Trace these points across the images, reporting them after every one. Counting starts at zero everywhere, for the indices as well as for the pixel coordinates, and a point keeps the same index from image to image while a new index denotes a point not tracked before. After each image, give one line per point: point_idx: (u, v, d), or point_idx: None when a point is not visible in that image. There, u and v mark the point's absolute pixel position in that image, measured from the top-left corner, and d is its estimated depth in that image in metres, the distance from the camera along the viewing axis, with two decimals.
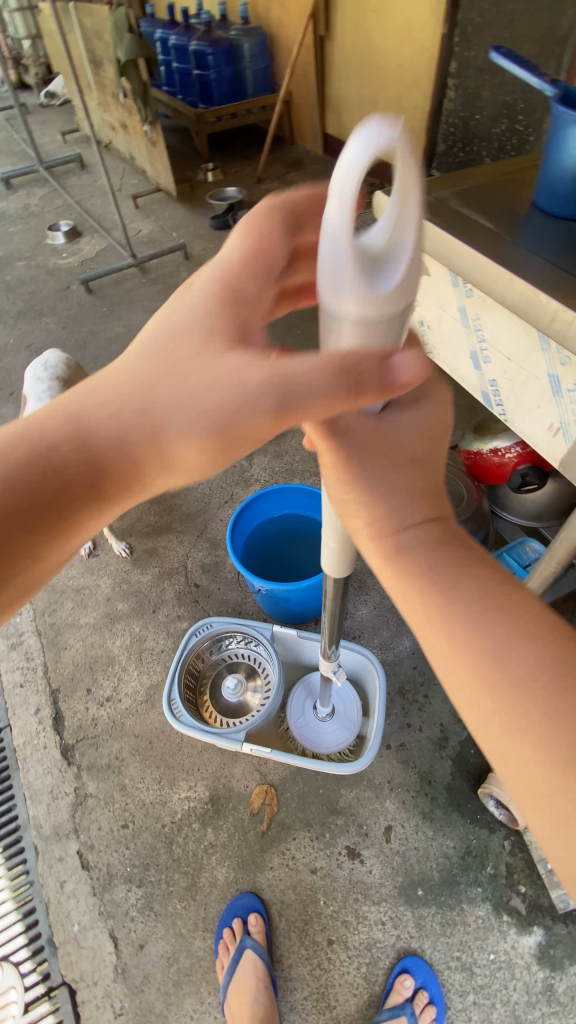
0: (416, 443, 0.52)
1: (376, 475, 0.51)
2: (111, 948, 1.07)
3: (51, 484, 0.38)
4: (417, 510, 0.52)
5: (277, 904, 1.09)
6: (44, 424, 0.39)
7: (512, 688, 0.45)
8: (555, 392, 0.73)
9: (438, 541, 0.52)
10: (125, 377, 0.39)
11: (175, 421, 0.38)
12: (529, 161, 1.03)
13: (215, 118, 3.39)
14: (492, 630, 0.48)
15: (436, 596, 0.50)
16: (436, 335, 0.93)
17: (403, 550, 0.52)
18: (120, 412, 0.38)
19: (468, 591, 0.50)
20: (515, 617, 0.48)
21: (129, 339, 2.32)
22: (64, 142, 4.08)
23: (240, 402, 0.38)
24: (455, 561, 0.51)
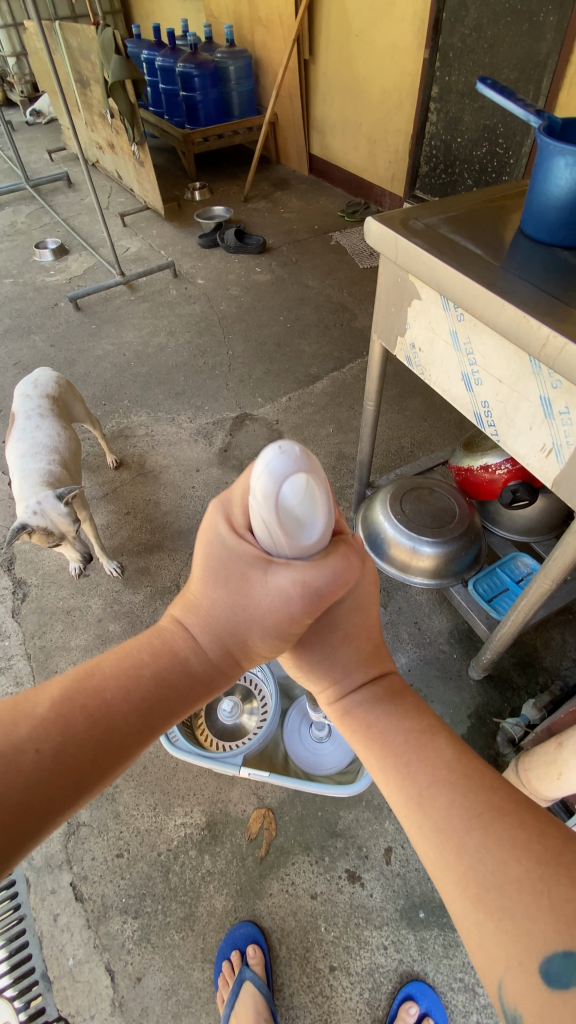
0: (353, 619, 0.50)
1: (320, 656, 0.51)
2: (107, 982, 1.04)
3: (194, 674, 0.42)
4: (354, 676, 0.52)
5: (277, 931, 1.07)
6: (167, 641, 0.43)
7: (436, 828, 0.42)
8: (547, 413, 0.75)
9: (377, 695, 0.51)
10: (211, 599, 0.44)
11: (253, 635, 0.43)
12: (515, 187, 1.06)
13: (202, 139, 3.44)
14: (412, 771, 0.45)
15: (370, 740, 0.49)
16: (428, 357, 0.95)
17: (346, 706, 0.51)
18: (216, 627, 0.43)
19: (395, 733, 0.48)
20: (434, 756, 0.46)
21: (118, 356, 2.32)
22: (51, 161, 4.10)
23: (283, 616, 0.42)
24: (390, 711, 0.49)
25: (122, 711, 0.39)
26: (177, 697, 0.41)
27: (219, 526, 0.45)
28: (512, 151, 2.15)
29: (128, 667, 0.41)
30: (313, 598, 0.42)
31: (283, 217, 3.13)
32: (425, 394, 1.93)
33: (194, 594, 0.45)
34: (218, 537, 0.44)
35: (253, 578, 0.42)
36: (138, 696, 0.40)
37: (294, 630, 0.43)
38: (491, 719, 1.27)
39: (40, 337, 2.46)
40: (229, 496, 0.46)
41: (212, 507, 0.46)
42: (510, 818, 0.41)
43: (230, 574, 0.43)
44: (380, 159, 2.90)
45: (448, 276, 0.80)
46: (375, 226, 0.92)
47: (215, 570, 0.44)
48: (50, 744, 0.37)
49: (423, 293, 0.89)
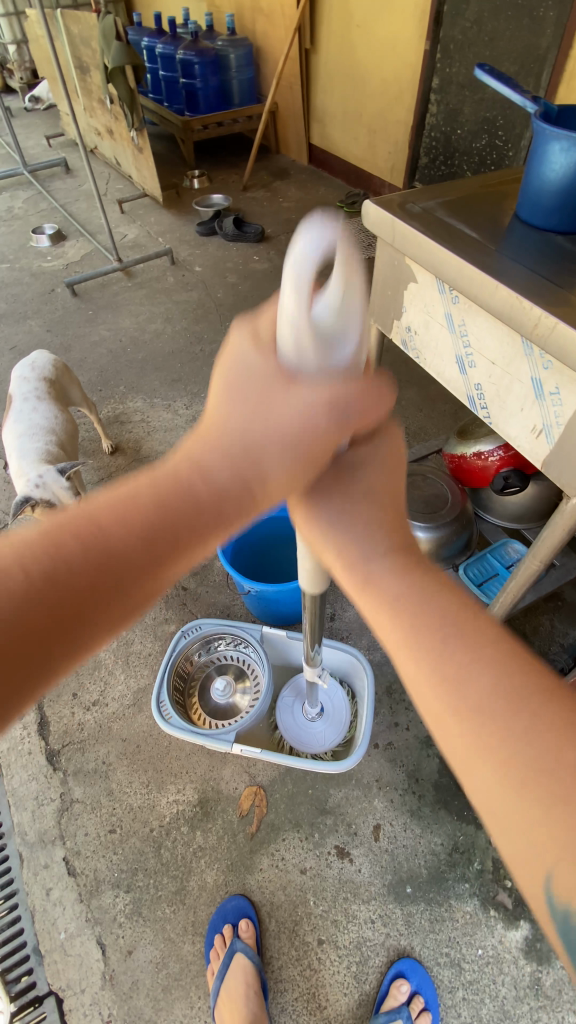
0: (374, 474, 0.48)
1: (338, 519, 0.47)
2: (99, 955, 1.06)
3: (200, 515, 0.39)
4: (380, 548, 0.46)
5: (267, 905, 1.09)
6: (171, 474, 0.39)
7: (479, 717, 0.40)
8: (538, 395, 0.76)
9: (405, 563, 0.46)
10: (232, 416, 0.41)
11: (267, 455, 0.39)
12: (512, 173, 1.07)
13: (201, 127, 3.42)
14: (451, 650, 0.43)
15: (400, 619, 0.45)
16: (423, 340, 0.96)
17: (370, 575, 0.46)
18: (228, 447, 0.40)
19: (434, 610, 0.44)
20: (474, 637, 0.43)
21: (115, 342, 2.32)
22: (48, 147, 4.06)
23: (307, 431, 0.40)
24: (420, 585, 0.46)
25: (121, 543, 0.37)
26: (179, 536, 0.38)
27: (245, 353, 0.44)
28: (511, 143, 2.16)
29: (125, 505, 0.38)
30: (331, 421, 0.40)
31: (282, 207, 3.13)
32: (420, 384, 1.94)
33: (213, 417, 0.42)
34: (246, 359, 0.43)
35: (276, 390, 0.41)
36: (137, 535, 0.37)
37: (314, 452, 0.40)
38: None
39: (36, 322, 2.46)
40: (255, 322, 0.46)
41: (236, 334, 0.46)
42: (553, 701, 0.40)
43: (254, 389, 0.41)
44: (380, 150, 2.89)
45: (443, 259, 0.82)
46: (373, 208, 0.93)
47: (236, 389, 0.42)
48: (40, 566, 0.36)
49: (419, 276, 0.91)
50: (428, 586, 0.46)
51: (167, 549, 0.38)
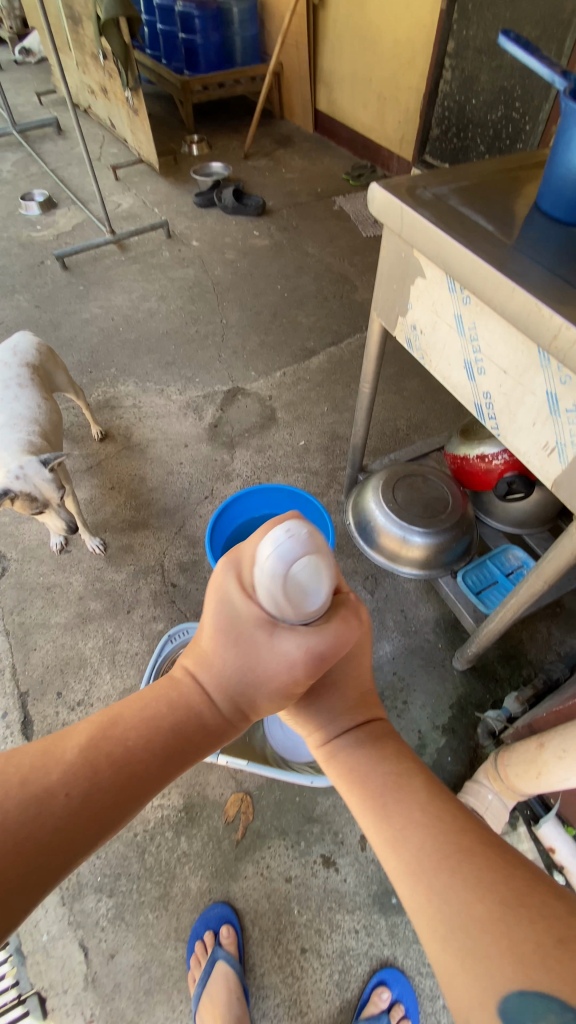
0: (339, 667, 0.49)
1: (320, 715, 0.49)
2: (81, 958, 1.05)
3: (214, 718, 0.41)
4: (340, 720, 0.50)
5: (251, 913, 1.07)
6: (187, 692, 0.41)
7: (408, 867, 0.41)
8: (552, 410, 0.70)
9: (361, 731, 0.49)
10: (222, 658, 0.41)
11: (260, 698, 0.41)
12: (532, 157, 0.99)
13: (201, 88, 3.23)
14: (387, 812, 0.44)
15: (351, 786, 0.47)
16: (430, 341, 0.89)
17: (330, 746, 0.49)
18: (226, 686, 0.41)
19: (377, 773, 0.46)
20: (408, 795, 0.45)
21: (106, 320, 2.22)
22: (39, 106, 3.84)
23: (285, 689, 0.41)
24: (377, 757, 0.47)
25: (153, 750, 0.37)
26: (194, 748, 0.39)
27: (231, 590, 0.42)
28: (528, 116, 2.03)
29: (150, 717, 0.39)
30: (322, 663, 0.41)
31: (284, 178, 2.97)
32: (423, 375, 1.87)
33: (204, 646, 0.42)
34: (230, 605, 0.42)
35: (260, 640, 0.40)
36: (163, 745, 0.38)
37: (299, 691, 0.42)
38: (473, 710, 1.27)
39: (24, 296, 2.34)
40: (243, 559, 0.43)
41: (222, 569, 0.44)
42: (476, 859, 0.41)
43: (237, 630, 0.41)
44: (389, 119, 2.74)
45: (456, 254, 0.74)
46: (380, 194, 0.85)
47: (227, 634, 0.41)
48: (83, 789, 0.35)
49: (428, 271, 0.83)
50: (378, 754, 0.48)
51: (186, 748, 0.39)
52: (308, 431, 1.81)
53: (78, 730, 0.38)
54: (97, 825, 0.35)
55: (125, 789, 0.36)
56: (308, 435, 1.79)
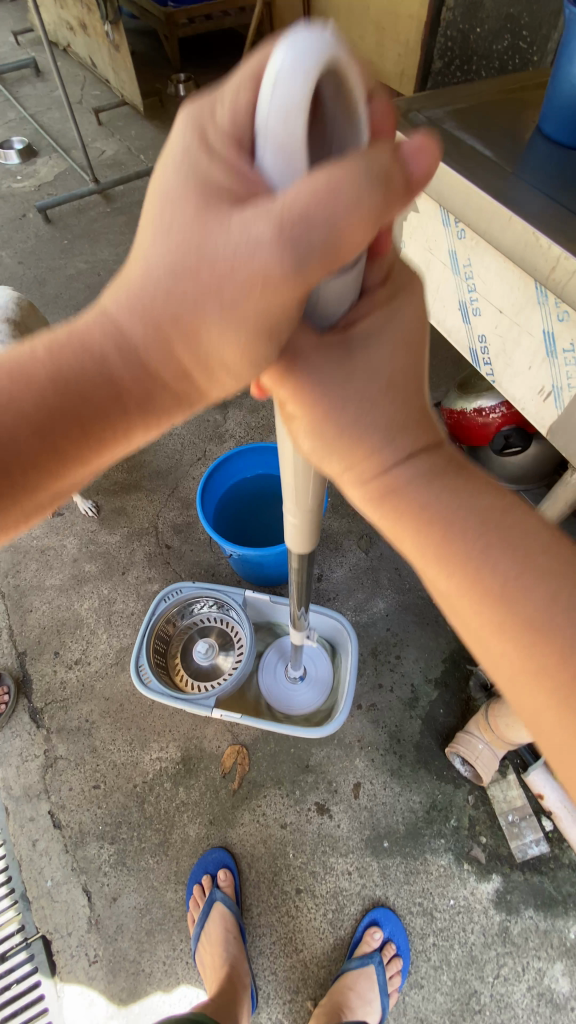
0: (388, 351, 0.35)
1: (327, 371, 0.34)
2: (84, 902, 1.09)
3: (114, 398, 0.30)
4: (400, 443, 0.36)
5: (247, 857, 1.12)
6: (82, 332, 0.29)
7: (495, 606, 0.35)
8: (549, 352, 0.67)
9: (436, 470, 0.36)
10: (147, 260, 0.28)
11: (196, 320, 0.28)
12: (535, 78, 0.92)
13: (187, 20, 3.01)
14: (496, 566, 0.34)
15: (383, 505, 0.37)
16: (423, 281, 0.85)
17: (390, 484, 0.36)
18: (150, 311, 0.28)
19: (454, 502, 0.36)
20: (526, 545, 0.35)
21: (92, 275, 2.14)
22: (16, 45, 3.59)
23: (250, 287, 0.26)
24: (451, 482, 0.36)
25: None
26: (88, 414, 0.30)
27: (189, 146, 0.30)
28: None
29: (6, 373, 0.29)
30: (332, 196, 0.25)
31: None
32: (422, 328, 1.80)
33: (125, 263, 0.30)
34: (180, 162, 0.30)
35: (213, 212, 0.27)
36: (18, 418, 0.29)
37: (271, 301, 0.27)
38: (465, 663, 1.28)
39: (7, 252, 2.25)
40: (215, 96, 0.32)
41: (175, 126, 0.32)
42: None
43: (185, 206, 0.28)
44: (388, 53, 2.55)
45: (450, 182, 0.69)
46: None
47: (164, 208, 0.29)
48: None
49: (420, 203, 0.78)
50: (435, 474, 0.36)
51: (83, 417, 0.30)
52: None
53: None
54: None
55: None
56: None
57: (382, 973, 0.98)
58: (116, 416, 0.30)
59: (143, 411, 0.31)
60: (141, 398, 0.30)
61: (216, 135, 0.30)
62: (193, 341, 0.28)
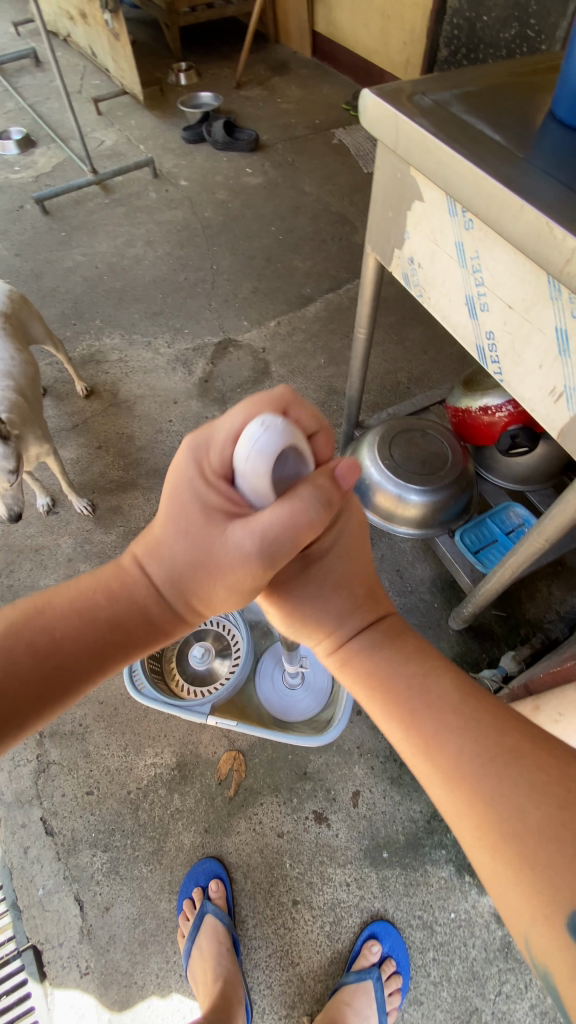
0: (338, 568, 0.54)
1: (297, 587, 0.54)
2: (76, 911, 1.07)
3: (151, 622, 0.46)
4: (350, 623, 0.55)
5: (242, 867, 1.09)
6: (129, 583, 0.47)
7: (448, 777, 0.46)
8: (561, 349, 0.63)
9: (375, 640, 0.54)
10: (172, 546, 0.46)
11: (208, 586, 0.46)
12: (547, 61, 0.87)
13: (188, 8, 2.96)
14: (421, 718, 0.48)
15: (342, 670, 0.55)
16: (428, 274, 0.81)
17: (345, 653, 0.55)
18: (178, 577, 0.46)
19: (402, 678, 0.51)
20: (439, 699, 0.49)
21: (90, 268, 2.09)
22: (15, 33, 3.54)
23: (237, 566, 0.44)
24: (393, 655, 0.53)
25: (66, 640, 0.44)
26: (126, 639, 0.45)
27: (192, 471, 0.48)
28: (544, 36, 1.80)
29: (80, 605, 0.45)
30: (286, 534, 0.44)
31: (279, 109, 2.75)
32: (427, 323, 1.76)
33: (156, 538, 0.48)
34: (191, 478, 0.47)
35: (215, 525, 0.45)
36: (87, 633, 0.44)
37: (254, 581, 0.46)
38: (468, 669, 1.25)
39: (3, 244, 2.21)
40: (207, 435, 0.49)
41: (183, 450, 0.49)
42: (521, 764, 0.44)
43: (196, 517, 0.46)
44: (393, 40, 2.49)
45: (457, 168, 0.65)
46: (372, 101, 0.75)
47: (179, 513, 0.46)
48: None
49: (426, 192, 0.74)
50: (376, 645, 0.54)
51: (123, 641, 0.45)
52: (303, 385, 1.72)
53: (0, 615, 0.45)
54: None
55: (39, 678, 0.43)
56: (303, 389, 1.71)
57: (381, 988, 0.96)
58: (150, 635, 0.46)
59: (166, 629, 0.47)
60: (166, 622, 0.47)
61: (209, 469, 0.48)
62: (204, 595, 0.47)
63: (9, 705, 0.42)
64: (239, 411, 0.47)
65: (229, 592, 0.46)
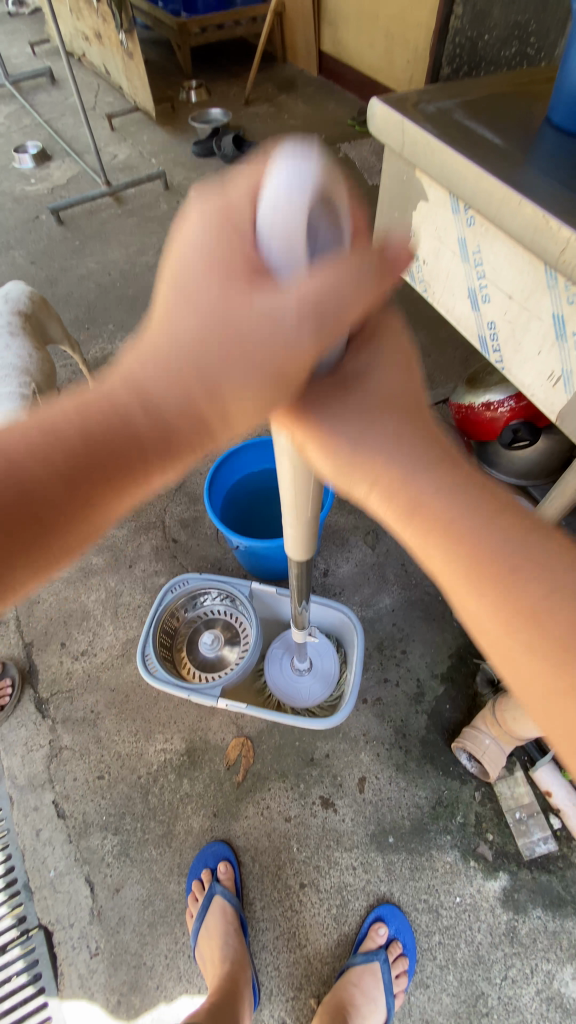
0: (389, 378, 0.38)
1: (336, 408, 0.37)
2: (87, 893, 1.09)
3: (139, 442, 0.32)
4: (417, 448, 0.37)
5: (250, 850, 1.11)
6: (104, 387, 0.32)
7: (522, 614, 0.37)
8: (558, 335, 0.67)
9: (448, 470, 0.38)
10: (175, 323, 0.30)
11: (226, 378, 0.30)
12: (544, 73, 0.93)
13: (199, 29, 3.07)
14: (501, 558, 0.37)
15: (397, 515, 0.38)
16: (432, 270, 0.85)
17: (407, 493, 0.37)
18: (166, 364, 0.30)
19: (494, 535, 0.37)
20: (524, 536, 0.38)
21: (103, 275, 2.16)
22: (31, 54, 3.68)
23: (269, 342, 0.30)
24: (479, 504, 0.37)
25: (34, 474, 0.31)
26: (112, 464, 0.32)
27: (203, 235, 0.31)
28: (543, 55, 1.86)
29: (43, 434, 0.31)
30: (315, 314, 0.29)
31: (286, 124, 2.84)
32: (430, 327, 1.81)
33: (148, 333, 0.31)
34: (198, 233, 0.31)
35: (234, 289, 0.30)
36: (58, 457, 0.31)
37: (292, 366, 0.31)
38: (472, 659, 1.27)
39: (20, 252, 2.29)
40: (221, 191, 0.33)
41: (192, 207, 0.32)
42: None
43: (202, 275, 0.30)
44: (398, 59, 2.58)
45: (459, 169, 0.70)
46: (380, 109, 0.80)
47: (179, 289, 0.31)
48: None
49: (431, 192, 0.79)
50: (449, 474, 0.38)
51: (109, 468, 0.32)
52: None
53: None
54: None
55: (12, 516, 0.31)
56: None
57: (388, 969, 0.97)
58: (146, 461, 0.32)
59: (172, 455, 0.33)
60: (170, 439, 0.32)
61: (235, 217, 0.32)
62: (210, 399, 0.31)
63: None
64: (249, 164, 0.33)
65: (245, 391, 0.31)
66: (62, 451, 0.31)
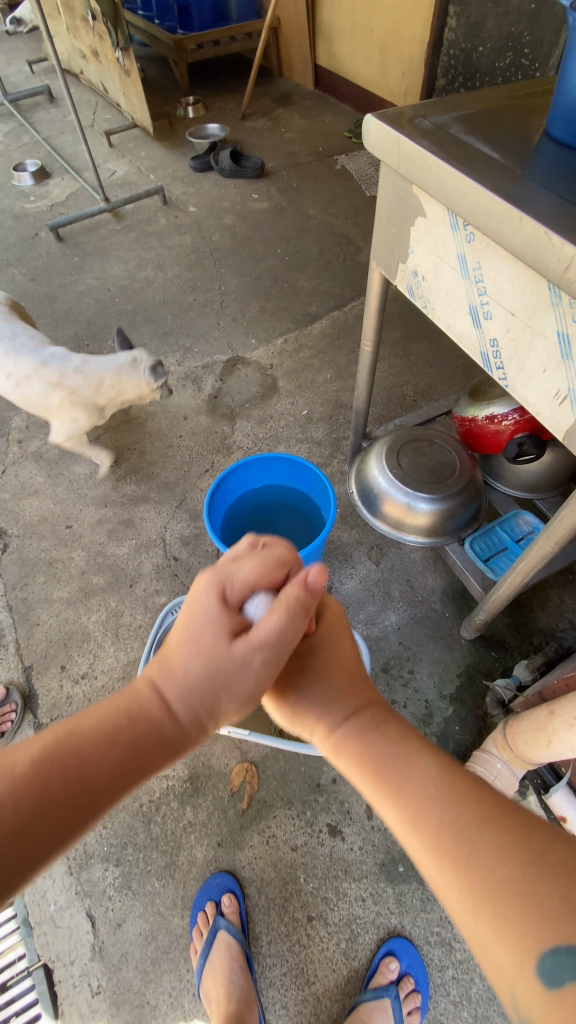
0: (326, 662, 0.60)
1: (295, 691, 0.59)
2: (88, 928, 1.06)
3: (165, 738, 0.50)
4: (340, 707, 0.58)
5: (256, 881, 1.07)
6: (147, 704, 0.51)
7: (434, 844, 0.47)
8: (564, 354, 0.65)
9: (364, 723, 0.57)
10: (184, 663, 0.51)
11: (222, 700, 0.51)
12: (542, 83, 0.91)
13: (196, 45, 3.09)
14: (403, 792, 0.51)
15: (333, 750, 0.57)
16: (432, 287, 0.84)
17: (336, 738, 0.57)
18: (188, 692, 0.51)
19: (385, 749, 0.54)
20: (419, 772, 0.51)
21: (102, 291, 2.16)
22: (30, 74, 3.72)
23: (237, 671, 0.51)
24: (381, 731, 0.56)
25: (92, 765, 0.46)
26: (147, 760, 0.48)
27: (209, 592, 0.54)
28: (538, 64, 1.88)
29: (105, 732, 0.48)
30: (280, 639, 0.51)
31: (284, 138, 2.85)
32: (430, 338, 1.79)
33: (171, 657, 0.52)
34: (206, 603, 0.53)
35: (222, 644, 0.51)
36: (112, 760, 0.47)
37: (256, 684, 0.51)
38: (481, 678, 1.24)
39: (19, 269, 2.29)
40: (225, 571, 0.56)
41: (204, 580, 0.55)
42: (497, 825, 0.47)
43: (208, 637, 0.52)
44: (393, 71, 2.59)
45: (458, 186, 0.68)
46: (375, 126, 0.79)
47: (192, 635, 0.52)
48: (26, 801, 0.44)
49: (429, 209, 0.77)
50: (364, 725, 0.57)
51: (147, 761, 0.48)
52: (311, 399, 1.75)
53: (31, 741, 0.47)
54: (26, 842, 0.43)
55: (66, 798, 0.45)
56: (310, 404, 1.74)
57: (399, 1007, 0.94)
58: (172, 749, 0.50)
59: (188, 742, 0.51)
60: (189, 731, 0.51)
61: (229, 595, 0.54)
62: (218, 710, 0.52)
63: (37, 828, 0.43)
64: (250, 563, 0.56)
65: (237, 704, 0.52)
66: (121, 745, 0.48)
